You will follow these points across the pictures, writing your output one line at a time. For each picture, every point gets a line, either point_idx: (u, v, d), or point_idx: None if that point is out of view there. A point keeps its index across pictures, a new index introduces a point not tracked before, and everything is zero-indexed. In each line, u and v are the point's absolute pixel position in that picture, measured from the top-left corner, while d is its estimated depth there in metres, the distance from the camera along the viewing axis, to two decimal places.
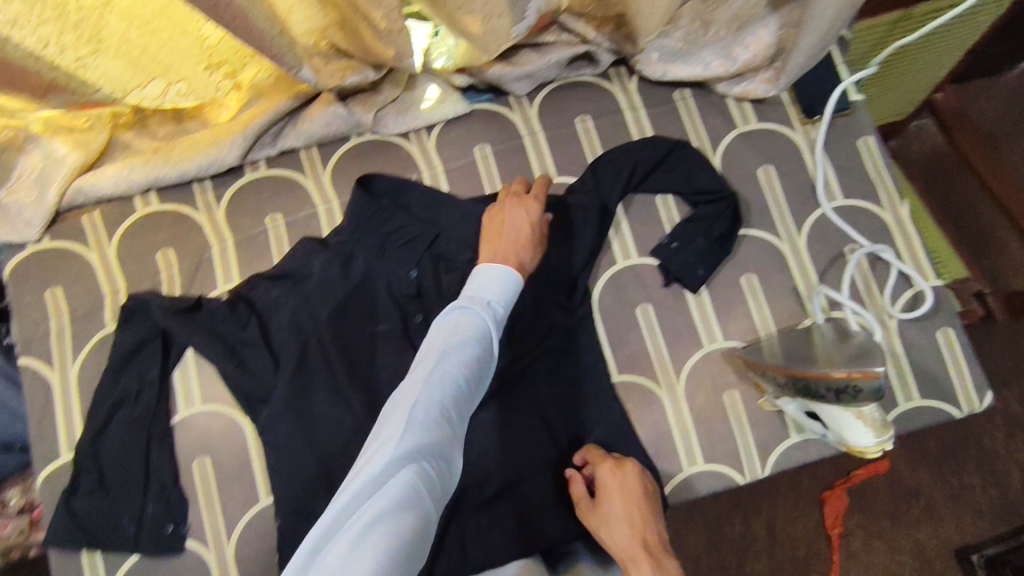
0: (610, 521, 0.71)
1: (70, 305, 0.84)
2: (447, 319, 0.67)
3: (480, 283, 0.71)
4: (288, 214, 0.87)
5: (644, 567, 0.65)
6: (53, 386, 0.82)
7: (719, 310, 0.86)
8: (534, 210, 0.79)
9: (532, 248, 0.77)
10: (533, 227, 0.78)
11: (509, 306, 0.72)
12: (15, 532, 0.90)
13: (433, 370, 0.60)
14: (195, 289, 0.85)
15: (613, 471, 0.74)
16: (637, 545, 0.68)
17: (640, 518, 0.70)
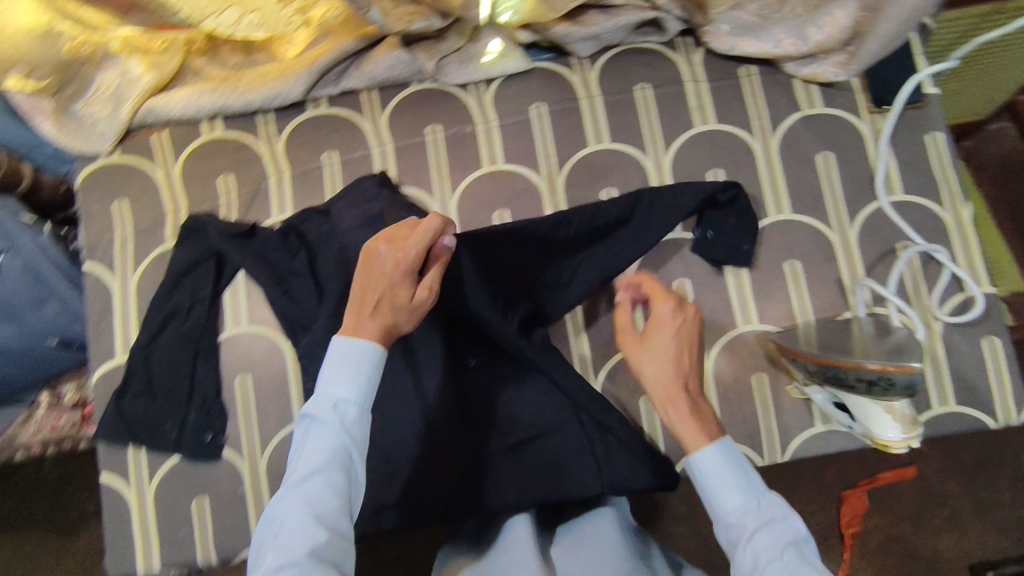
0: (653, 356, 0.72)
1: (134, 218, 0.88)
2: (302, 441, 0.62)
3: (325, 381, 0.63)
4: (343, 154, 0.90)
5: (679, 406, 0.69)
6: (113, 293, 0.87)
7: (759, 293, 0.85)
8: (405, 272, 0.66)
9: (400, 308, 0.66)
10: (402, 290, 0.66)
11: (368, 391, 0.63)
12: (68, 424, 0.99)
13: (282, 528, 0.57)
14: (250, 216, 0.88)
15: (672, 311, 0.74)
16: (676, 384, 0.70)
17: (687, 364, 0.72)
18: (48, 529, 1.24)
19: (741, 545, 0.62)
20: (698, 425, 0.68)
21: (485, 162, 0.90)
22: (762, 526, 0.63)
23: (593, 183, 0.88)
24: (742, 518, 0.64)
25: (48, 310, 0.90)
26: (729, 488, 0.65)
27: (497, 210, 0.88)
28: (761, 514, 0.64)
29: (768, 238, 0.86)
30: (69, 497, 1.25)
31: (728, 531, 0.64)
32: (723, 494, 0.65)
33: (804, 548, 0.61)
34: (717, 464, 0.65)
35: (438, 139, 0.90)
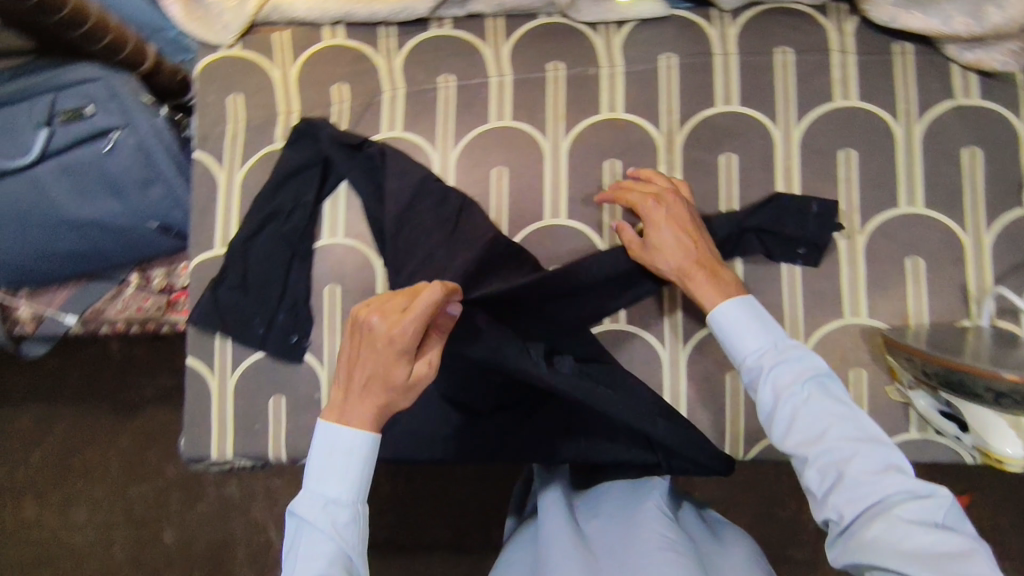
0: (660, 251, 0.75)
1: (247, 115, 0.89)
2: (300, 547, 0.62)
3: (319, 480, 0.63)
4: (460, 79, 0.87)
5: (699, 279, 0.74)
6: (219, 185, 0.88)
7: (873, 286, 0.80)
8: (399, 358, 0.61)
9: (397, 389, 0.62)
10: (395, 374, 0.61)
11: (364, 485, 0.64)
12: (153, 307, 1.01)
13: None
14: (360, 129, 0.88)
15: (656, 204, 0.76)
16: (692, 263, 0.74)
17: (692, 242, 0.75)
18: (110, 406, 1.30)
19: (762, 380, 0.68)
20: (716, 288, 0.73)
21: (605, 108, 0.85)
22: (786, 365, 0.68)
23: (714, 145, 0.84)
24: (761, 358, 0.69)
25: (154, 192, 0.92)
26: (749, 333, 0.70)
27: (609, 159, 0.85)
28: (784, 354, 0.69)
29: (893, 230, 0.81)
30: (131, 380, 1.30)
31: (748, 370, 0.70)
32: (746, 340, 0.70)
33: (827, 380, 0.67)
34: (732, 322, 0.71)
35: (559, 76, 0.86)
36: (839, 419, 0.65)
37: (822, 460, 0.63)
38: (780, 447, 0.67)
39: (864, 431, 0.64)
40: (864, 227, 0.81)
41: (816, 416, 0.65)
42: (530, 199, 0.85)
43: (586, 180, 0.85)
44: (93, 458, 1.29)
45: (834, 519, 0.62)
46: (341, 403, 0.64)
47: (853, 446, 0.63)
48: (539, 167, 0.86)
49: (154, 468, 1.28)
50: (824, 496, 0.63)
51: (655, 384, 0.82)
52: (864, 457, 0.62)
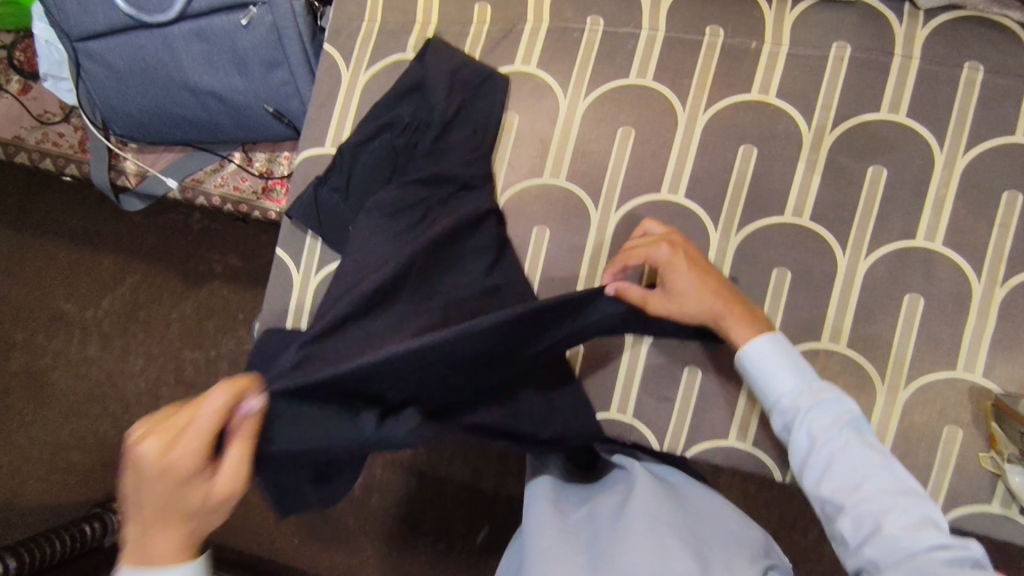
0: (684, 296, 0.72)
1: (384, 17, 0.86)
2: None
3: None
4: (609, 25, 0.82)
5: (732, 315, 0.71)
6: (342, 83, 0.86)
7: (998, 344, 0.74)
8: (186, 481, 0.49)
9: (199, 514, 0.51)
10: (186, 497, 0.50)
11: None
12: (250, 188, 1.04)
13: None
14: (494, 55, 0.84)
15: (669, 248, 0.72)
16: (717, 298, 0.71)
17: (711, 278, 0.72)
18: (185, 272, 1.35)
19: (797, 424, 0.67)
20: (745, 324, 0.71)
21: (756, 88, 0.79)
22: (823, 410, 0.66)
23: (866, 154, 0.77)
24: (796, 400, 0.68)
25: (277, 76, 0.91)
26: (779, 375, 0.69)
27: (746, 144, 0.79)
28: (820, 397, 0.67)
29: None
30: (209, 251, 1.34)
31: (782, 411, 0.69)
32: (778, 381, 0.68)
33: (861, 426, 0.65)
34: (764, 368, 0.69)
35: (716, 44, 0.80)
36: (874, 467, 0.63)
37: (858, 511, 0.61)
38: (813, 493, 0.65)
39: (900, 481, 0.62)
40: (1008, 280, 0.74)
41: (851, 465, 0.63)
42: (651, 167, 0.81)
43: (715, 160, 0.80)
44: (159, 316, 1.35)
45: (866, 569, 0.60)
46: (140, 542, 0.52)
47: (889, 497, 0.60)
48: (669, 136, 0.81)
49: (212, 338, 1.33)
50: (857, 546, 0.61)
51: (731, 387, 0.79)
52: (899, 509, 0.59)
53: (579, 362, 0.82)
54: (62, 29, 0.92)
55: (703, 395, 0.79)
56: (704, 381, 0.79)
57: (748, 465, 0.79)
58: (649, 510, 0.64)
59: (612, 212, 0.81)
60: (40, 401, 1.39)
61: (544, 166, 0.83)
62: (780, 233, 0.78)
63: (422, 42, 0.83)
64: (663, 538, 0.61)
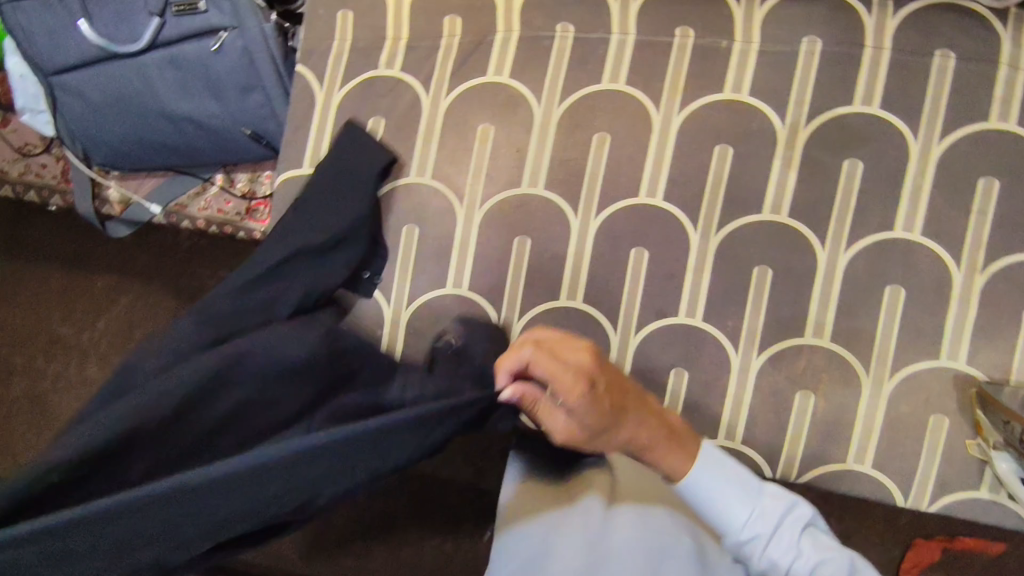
0: (593, 425, 0.58)
1: (354, 34, 0.86)
2: None
3: None
4: (579, 32, 0.82)
5: (650, 441, 0.61)
6: (317, 103, 0.86)
7: (980, 332, 0.74)
8: None
9: None
10: None
11: None
12: (233, 210, 1.04)
13: None
14: (466, 68, 0.84)
15: (581, 372, 0.57)
16: (631, 430, 0.60)
17: (631, 408, 0.60)
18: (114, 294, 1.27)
19: (759, 548, 0.60)
20: (670, 456, 0.61)
21: (729, 87, 0.79)
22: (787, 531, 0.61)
23: (841, 148, 0.77)
24: (756, 526, 0.60)
25: (253, 99, 0.91)
26: (729, 495, 0.61)
27: (721, 144, 0.79)
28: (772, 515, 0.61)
29: (1018, 276, 0.74)
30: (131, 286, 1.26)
31: (740, 540, 0.60)
32: (735, 508, 0.60)
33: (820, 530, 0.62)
34: (688, 493, 0.61)
35: (687, 45, 0.80)
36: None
37: None
38: None
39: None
40: (987, 267, 0.74)
41: None
42: (628, 172, 0.81)
43: (691, 162, 0.80)
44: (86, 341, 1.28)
45: None
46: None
47: None
48: (645, 140, 0.81)
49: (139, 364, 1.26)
50: None
51: (719, 387, 0.80)
52: None
53: None
54: (34, 63, 0.92)
55: (690, 397, 0.80)
56: (691, 383, 0.80)
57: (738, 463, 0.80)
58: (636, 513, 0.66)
59: (592, 218, 0.82)
60: (42, 427, 1.39)
61: (522, 176, 0.83)
62: (760, 232, 0.78)
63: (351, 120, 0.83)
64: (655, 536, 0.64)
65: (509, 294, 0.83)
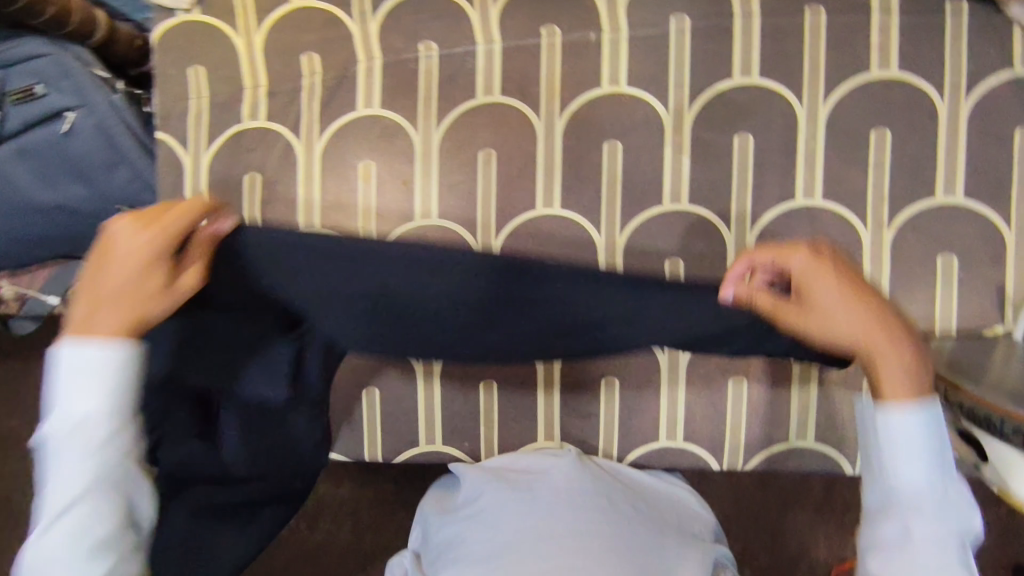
0: (826, 319, 0.50)
1: (211, 90, 0.81)
2: (73, 467, 0.46)
3: (70, 386, 0.46)
4: (443, 48, 0.78)
5: (891, 356, 0.49)
6: (184, 170, 0.81)
7: (897, 287, 0.73)
8: (138, 239, 0.47)
9: (152, 300, 0.48)
10: (140, 263, 0.48)
11: (118, 401, 0.47)
12: None
13: (69, 523, 0.46)
14: (334, 105, 0.79)
15: (805, 257, 0.51)
16: (865, 324, 0.50)
17: (868, 296, 0.50)
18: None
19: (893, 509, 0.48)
20: (906, 362, 0.49)
21: (606, 81, 0.76)
22: (910, 467, 0.48)
23: (728, 124, 0.74)
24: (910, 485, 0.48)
25: (119, 175, 0.85)
26: (920, 460, 0.47)
27: (608, 140, 0.76)
28: (919, 434, 0.48)
29: (925, 225, 0.72)
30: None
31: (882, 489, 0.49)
32: (913, 467, 0.48)
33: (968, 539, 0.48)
34: (900, 434, 0.48)
35: (555, 43, 0.76)
36: (930, 566, 0.46)
37: None
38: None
39: (951, 542, 0.46)
40: (893, 221, 0.72)
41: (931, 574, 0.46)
42: (520, 185, 0.77)
43: (582, 164, 0.76)
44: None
45: None
46: (84, 318, 0.47)
47: None
48: (531, 149, 0.77)
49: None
50: None
51: (652, 390, 0.77)
52: None
53: (496, 402, 0.80)
54: None
55: (625, 403, 0.78)
56: (623, 389, 0.78)
57: (685, 461, 0.79)
58: (574, 483, 0.69)
59: (493, 239, 0.78)
60: None
61: (413, 208, 0.79)
62: (663, 224, 0.75)
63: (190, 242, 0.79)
64: (626, 529, 0.65)
65: None
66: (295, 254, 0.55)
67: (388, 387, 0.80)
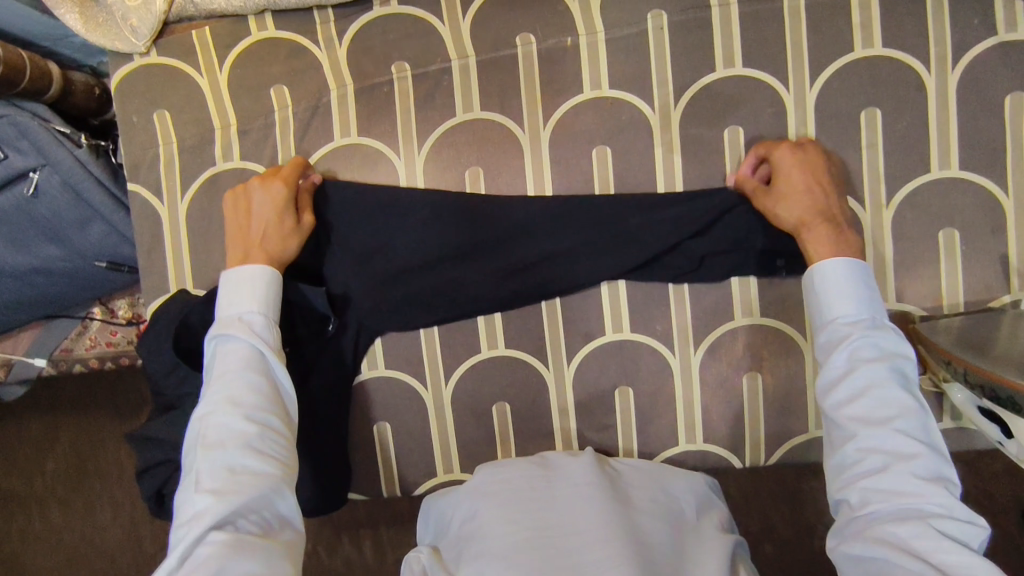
0: (792, 199, 0.67)
1: (179, 134, 0.77)
2: (230, 360, 0.62)
3: (235, 294, 0.65)
4: (416, 67, 0.75)
5: (821, 232, 0.65)
6: (162, 220, 0.78)
7: (902, 267, 0.72)
8: (275, 190, 0.70)
9: (270, 239, 0.69)
10: (271, 211, 0.69)
11: (271, 303, 0.66)
12: (124, 340, 0.94)
13: (214, 414, 0.59)
14: (309, 138, 0.76)
15: (793, 153, 0.68)
16: (816, 209, 0.66)
17: (827, 189, 0.67)
18: (42, 422, 1.09)
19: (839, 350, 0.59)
20: (826, 244, 0.64)
21: (588, 85, 0.74)
22: (842, 305, 0.60)
23: (716, 119, 0.72)
24: (852, 325, 0.60)
25: (94, 231, 0.82)
26: (850, 302, 0.60)
27: (597, 147, 0.74)
28: (847, 280, 0.61)
29: (924, 202, 0.71)
30: (64, 411, 1.09)
31: (832, 332, 0.61)
32: (841, 306, 0.61)
33: (909, 373, 0.58)
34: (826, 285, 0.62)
35: (531, 52, 0.74)
36: (875, 380, 0.57)
37: (871, 443, 0.55)
38: (828, 419, 0.59)
39: (890, 361, 0.58)
40: (891, 201, 0.71)
41: (875, 399, 0.57)
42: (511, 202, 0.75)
43: (572, 174, 0.74)
44: (14, 492, 1.08)
45: (849, 505, 0.55)
46: (240, 256, 0.68)
47: (915, 443, 0.54)
48: (518, 164, 0.75)
49: (84, 503, 1.07)
50: (852, 478, 0.56)
51: (666, 395, 0.76)
52: (924, 458, 0.54)
53: (510, 423, 0.78)
54: None
55: (641, 410, 0.77)
56: (638, 397, 0.77)
57: (707, 462, 0.78)
58: (591, 483, 0.68)
59: None
60: None
61: None
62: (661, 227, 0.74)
63: (181, 290, 0.77)
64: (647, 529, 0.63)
65: (429, 362, 0.78)
66: (350, 202, 0.75)
67: (398, 420, 0.79)
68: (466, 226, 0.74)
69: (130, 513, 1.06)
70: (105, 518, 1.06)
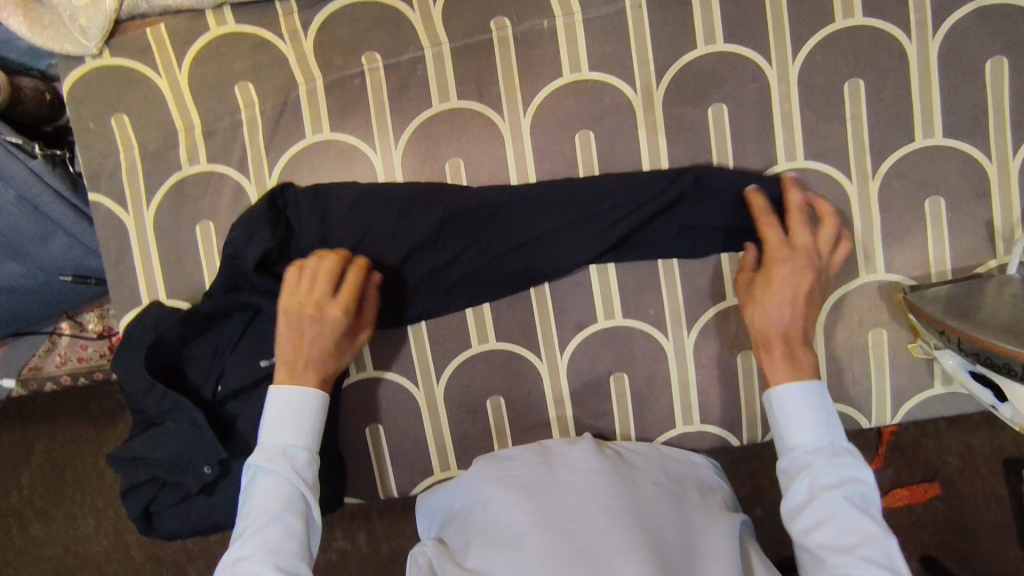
0: (762, 303, 0.65)
1: (140, 139, 0.73)
2: (268, 501, 0.61)
3: (275, 426, 0.63)
4: (388, 57, 0.72)
5: (778, 353, 0.64)
6: (128, 231, 0.74)
7: (890, 238, 0.72)
8: (333, 319, 0.65)
9: (327, 367, 0.66)
10: (329, 341, 0.66)
11: (314, 436, 0.65)
12: (95, 354, 0.90)
13: (248, 562, 0.58)
14: (280, 137, 0.73)
15: (788, 261, 0.65)
16: (779, 327, 0.64)
17: (801, 307, 0.65)
18: (11, 436, 1.04)
19: (802, 476, 0.59)
20: (781, 368, 0.63)
21: (567, 69, 0.71)
22: (801, 431, 0.61)
23: (699, 97, 0.71)
24: (811, 453, 0.60)
25: (55, 245, 0.78)
26: (805, 425, 0.60)
27: (579, 132, 0.72)
28: (800, 398, 0.61)
29: (909, 171, 0.71)
30: (33, 424, 1.04)
31: (793, 459, 0.61)
32: (797, 431, 0.61)
33: (866, 499, 0.57)
34: (780, 404, 0.62)
35: (507, 36, 0.71)
36: (835, 509, 0.57)
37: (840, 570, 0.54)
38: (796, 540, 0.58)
39: (845, 488, 0.57)
40: (877, 172, 0.71)
41: (836, 528, 0.56)
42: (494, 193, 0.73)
43: (556, 161, 0.73)
44: None
45: None
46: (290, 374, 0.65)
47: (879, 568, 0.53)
48: (500, 152, 0.73)
49: (65, 517, 1.03)
50: None
51: (661, 378, 0.76)
52: None
53: (505, 417, 0.77)
54: None
55: (637, 395, 0.76)
56: (633, 382, 0.76)
57: (704, 442, 0.77)
58: (593, 468, 0.66)
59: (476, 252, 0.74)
60: None
61: None
62: None
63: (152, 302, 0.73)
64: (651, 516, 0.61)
65: (419, 361, 0.76)
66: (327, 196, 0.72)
67: (391, 420, 0.77)
68: (447, 213, 0.72)
69: (114, 525, 1.02)
70: (88, 530, 1.03)
